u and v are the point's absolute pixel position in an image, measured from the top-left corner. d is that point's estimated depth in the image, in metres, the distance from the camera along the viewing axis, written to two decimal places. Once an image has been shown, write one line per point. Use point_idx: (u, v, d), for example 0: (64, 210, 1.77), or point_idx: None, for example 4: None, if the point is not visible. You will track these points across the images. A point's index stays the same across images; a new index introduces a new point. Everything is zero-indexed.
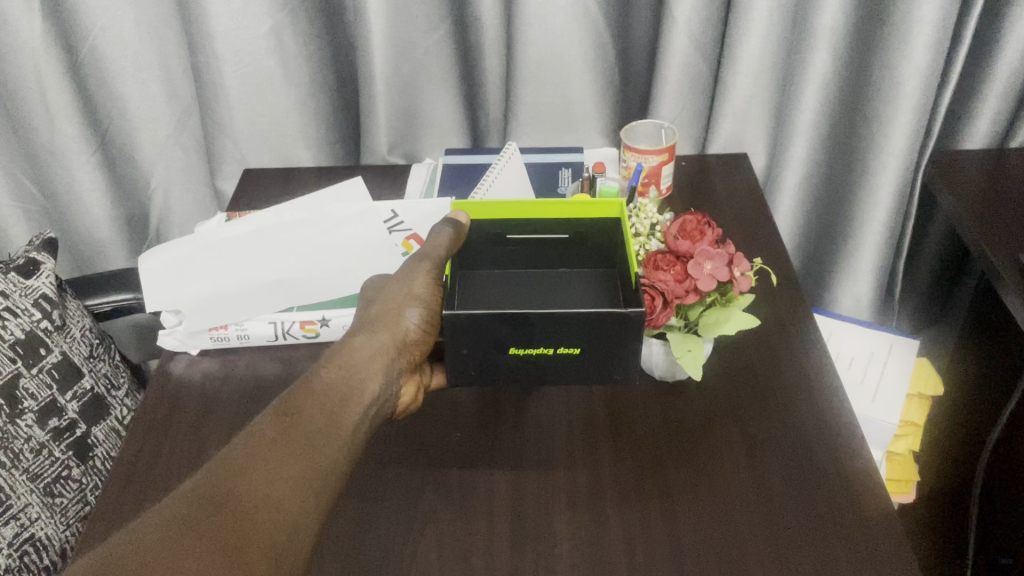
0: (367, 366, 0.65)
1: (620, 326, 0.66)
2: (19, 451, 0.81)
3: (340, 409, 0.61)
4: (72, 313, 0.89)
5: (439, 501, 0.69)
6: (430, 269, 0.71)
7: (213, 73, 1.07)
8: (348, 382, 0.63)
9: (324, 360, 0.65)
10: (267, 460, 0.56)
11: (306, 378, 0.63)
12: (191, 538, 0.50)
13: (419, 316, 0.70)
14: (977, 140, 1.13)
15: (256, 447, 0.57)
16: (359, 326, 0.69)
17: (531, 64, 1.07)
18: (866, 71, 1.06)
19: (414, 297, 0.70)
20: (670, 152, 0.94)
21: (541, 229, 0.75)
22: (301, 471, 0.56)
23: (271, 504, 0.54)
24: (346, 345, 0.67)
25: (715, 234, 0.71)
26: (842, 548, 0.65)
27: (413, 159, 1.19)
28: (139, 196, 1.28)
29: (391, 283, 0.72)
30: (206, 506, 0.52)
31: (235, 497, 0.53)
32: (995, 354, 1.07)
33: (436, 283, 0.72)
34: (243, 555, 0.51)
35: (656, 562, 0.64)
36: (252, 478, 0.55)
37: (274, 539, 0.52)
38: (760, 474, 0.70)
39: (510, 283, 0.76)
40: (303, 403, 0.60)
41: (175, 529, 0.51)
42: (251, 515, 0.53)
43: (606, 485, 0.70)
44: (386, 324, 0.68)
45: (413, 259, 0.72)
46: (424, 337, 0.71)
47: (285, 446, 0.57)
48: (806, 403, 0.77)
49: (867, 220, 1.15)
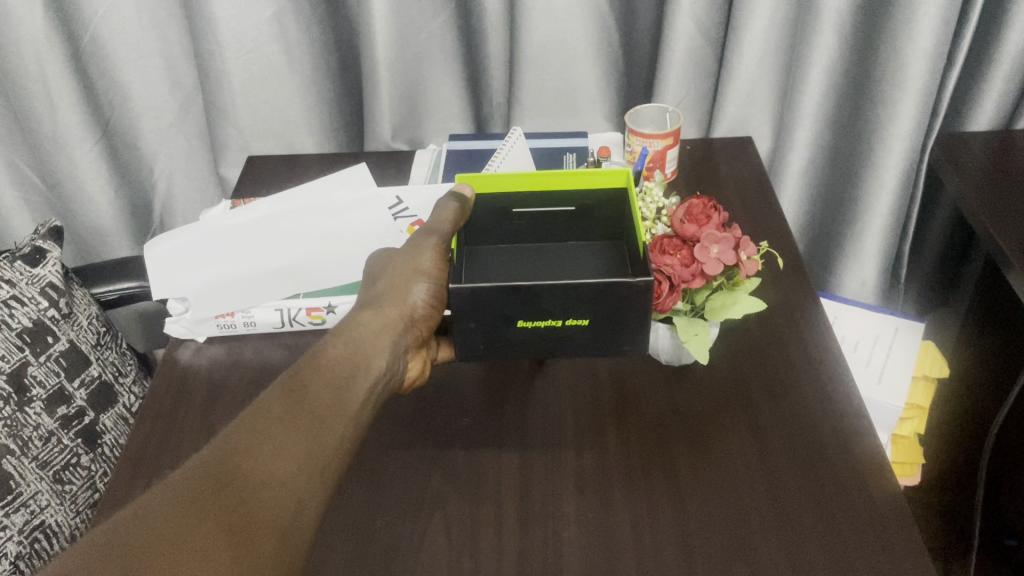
0: (373, 345, 0.65)
1: (626, 293, 0.66)
2: (28, 439, 0.81)
3: (347, 387, 0.61)
4: (79, 300, 0.89)
5: (447, 485, 0.69)
6: (437, 243, 0.71)
7: (215, 60, 1.07)
8: (355, 361, 0.63)
9: (331, 336, 0.64)
10: (274, 437, 0.56)
11: (313, 353, 0.62)
12: (196, 525, 0.50)
13: (426, 291, 0.70)
14: (983, 121, 1.12)
15: (263, 423, 0.56)
16: (366, 302, 0.68)
17: (535, 49, 1.07)
18: (872, 51, 1.06)
19: (421, 272, 0.70)
20: (674, 135, 0.94)
21: (546, 200, 0.76)
22: (309, 452, 0.56)
23: (277, 483, 0.54)
24: (352, 321, 0.66)
25: (721, 218, 0.71)
26: (850, 532, 0.65)
27: (417, 145, 1.19)
28: (142, 184, 1.28)
29: (398, 258, 0.71)
30: (211, 486, 0.52)
31: (241, 474, 0.53)
32: (1003, 335, 1.07)
33: (443, 258, 0.71)
34: (248, 535, 0.51)
35: (663, 547, 0.64)
36: (258, 457, 0.54)
37: (277, 518, 0.52)
38: (766, 455, 0.71)
39: (518, 259, 0.76)
40: (311, 378, 0.60)
41: (182, 507, 0.51)
42: (256, 494, 0.53)
43: (612, 467, 0.70)
44: (393, 301, 0.68)
45: (417, 234, 0.72)
46: (432, 311, 0.71)
47: (292, 423, 0.57)
48: (812, 384, 0.77)
49: (875, 202, 1.15)
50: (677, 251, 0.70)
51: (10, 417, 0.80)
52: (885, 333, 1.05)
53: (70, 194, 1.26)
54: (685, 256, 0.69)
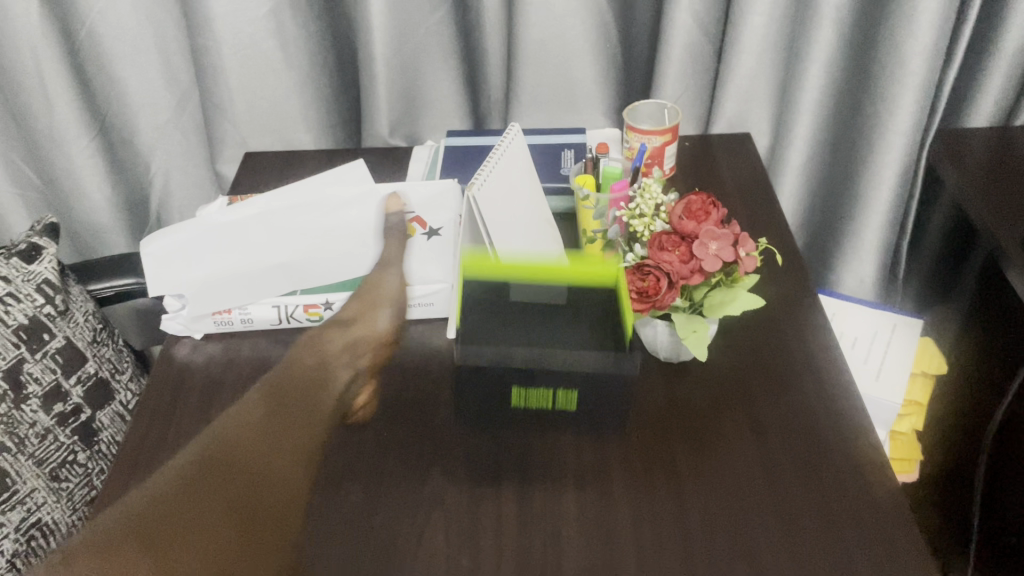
0: (336, 362, 0.65)
1: (616, 379, 0.67)
2: (25, 436, 0.81)
3: (314, 399, 0.62)
4: (76, 297, 0.89)
5: (446, 482, 0.69)
6: (398, 277, 0.74)
7: (212, 55, 1.07)
8: (319, 373, 0.64)
9: (294, 354, 0.66)
10: (256, 439, 0.58)
11: (276, 371, 0.64)
12: (187, 513, 0.53)
13: (389, 318, 0.71)
14: (982, 117, 1.12)
15: (245, 426, 0.59)
16: (333, 322, 0.69)
17: (532, 44, 1.07)
18: (871, 47, 1.05)
19: (385, 300, 0.72)
20: (673, 131, 0.94)
21: (544, 289, 0.70)
22: (287, 450, 0.58)
23: (264, 477, 0.56)
24: (316, 339, 0.67)
25: (720, 214, 0.71)
26: (849, 528, 0.64)
27: (415, 141, 1.19)
28: (139, 180, 1.27)
29: (363, 284, 0.74)
30: (202, 479, 0.55)
31: (224, 468, 0.56)
32: (1001, 331, 1.07)
33: (404, 291, 0.74)
34: (244, 521, 0.53)
35: (663, 544, 0.64)
36: (244, 454, 0.57)
37: (268, 504, 0.55)
38: (765, 451, 0.71)
39: (505, 336, 0.69)
40: (287, 386, 0.63)
41: (174, 499, 0.53)
42: (246, 485, 0.55)
43: (611, 464, 0.70)
44: (360, 324, 0.69)
45: (382, 265, 0.75)
46: (393, 342, 0.71)
47: (272, 425, 0.59)
48: (811, 380, 0.77)
49: (874, 199, 1.15)
50: (675, 248, 0.70)
51: (6, 414, 0.80)
52: (884, 329, 1.04)
53: (66, 191, 1.26)
54: (684, 253, 0.70)
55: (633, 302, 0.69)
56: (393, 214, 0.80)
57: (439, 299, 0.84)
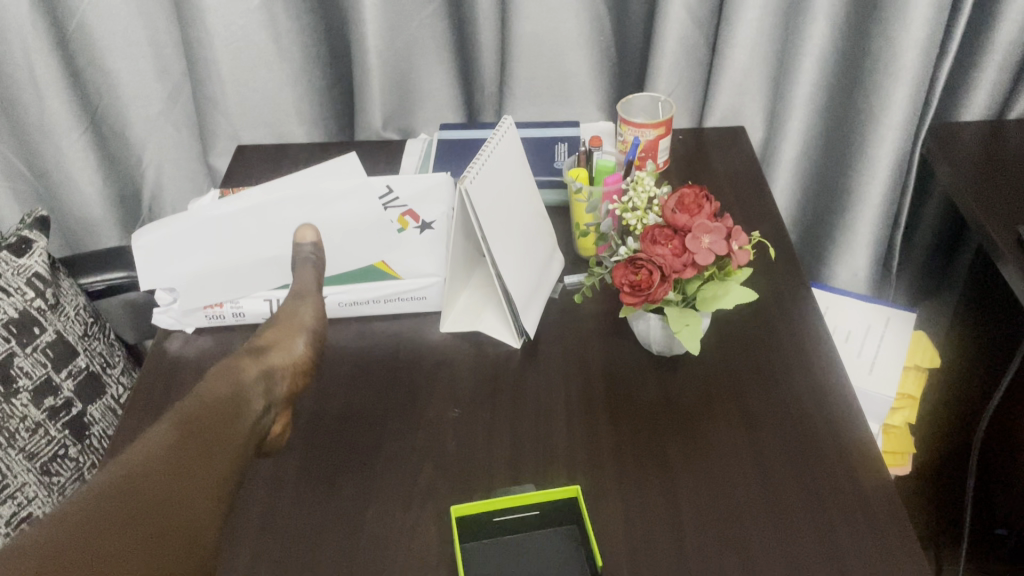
0: (251, 386, 0.59)
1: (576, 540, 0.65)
2: (16, 431, 0.82)
3: (233, 422, 0.54)
4: (66, 291, 0.88)
5: (437, 476, 0.69)
6: (315, 304, 0.69)
7: (203, 48, 1.06)
8: (235, 398, 0.56)
9: (207, 378, 0.57)
10: (171, 462, 0.47)
11: (190, 392, 0.55)
12: (114, 524, 0.42)
13: (307, 344, 0.66)
14: (976, 111, 1.12)
15: (154, 452, 0.47)
16: (248, 349, 0.63)
17: (526, 37, 1.06)
18: (865, 40, 1.05)
19: (302, 326, 0.67)
20: (666, 125, 0.94)
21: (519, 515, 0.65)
22: (223, 457, 0.50)
23: (181, 499, 0.45)
24: (228, 365, 0.60)
25: (712, 207, 0.71)
26: (840, 522, 0.64)
27: (408, 134, 1.18)
28: (132, 173, 1.27)
29: (276, 315, 0.68)
30: (109, 504, 0.43)
31: (158, 476, 0.45)
32: (993, 325, 1.08)
33: (323, 320, 0.69)
34: (157, 548, 0.42)
35: (655, 539, 0.64)
36: (159, 476, 0.46)
37: (189, 534, 0.44)
38: (756, 445, 0.71)
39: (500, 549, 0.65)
40: (199, 414, 0.52)
41: (79, 523, 0.41)
42: (165, 509, 0.44)
43: (603, 458, 0.70)
44: (278, 351, 0.64)
45: (291, 297, 0.70)
46: (310, 370, 0.66)
47: (190, 449, 0.49)
48: (804, 374, 0.76)
49: (867, 193, 1.14)
50: (668, 241, 0.70)
51: None
52: (877, 323, 1.04)
53: (58, 183, 1.25)
54: (676, 247, 0.69)
55: (626, 296, 0.69)
56: (305, 246, 0.75)
57: (432, 292, 0.84)
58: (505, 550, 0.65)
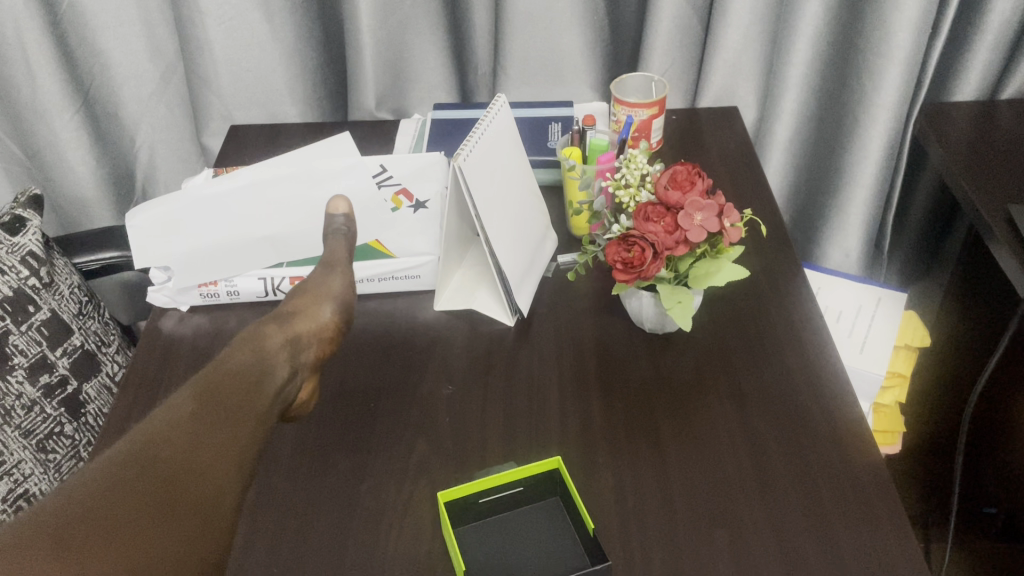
0: (275, 351, 0.59)
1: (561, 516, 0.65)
2: (11, 408, 0.82)
3: (259, 386, 0.54)
4: (61, 270, 0.89)
5: (432, 452, 0.69)
6: (343, 274, 0.70)
7: (196, 27, 1.06)
8: (260, 363, 0.57)
9: (234, 344, 0.58)
10: (195, 425, 0.48)
11: (215, 357, 0.55)
12: (134, 486, 0.43)
13: (333, 312, 0.67)
14: (969, 91, 1.12)
15: (180, 416, 0.48)
16: (273, 317, 0.64)
17: (519, 17, 1.06)
18: (857, 21, 1.06)
19: (328, 295, 0.67)
20: (659, 104, 0.94)
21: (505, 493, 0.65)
22: (246, 423, 0.50)
23: (202, 462, 0.46)
24: (256, 332, 0.61)
25: (705, 184, 0.71)
26: (827, 488, 0.66)
27: (401, 115, 1.18)
28: (125, 153, 1.26)
29: (303, 284, 0.69)
30: (131, 466, 0.43)
31: (180, 438, 0.46)
32: (984, 304, 1.09)
33: (351, 289, 0.70)
34: (174, 510, 0.43)
35: (646, 510, 0.65)
36: (181, 439, 0.46)
37: (207, 496, 0.45)
38: (746, 419, 0.71)
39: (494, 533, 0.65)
40: (224, 379, 0.52)
41: (99, 487, 0.42)
42: (185, 472, 0.45)
43: (595, 434, 0.70)
44: (303, 318, 0.64)
45: (319, 267, 0.70)
46: (336, 338, 0.67)
47: (216, 412, 0.49)
48: (795, 352, 0.77)
49: (860, 172, 1.15)
50: (661, 219, 0.70)
51: None
52: (869, 303, 1.05)
53: (51, 164, 1.25)
54: (669, 224, 0.70)
55: (619, 273, 0.70)
56: (338, 217, 0.74)
57: (426, 270, 0.85)
58: (495, 534, 0.65)
